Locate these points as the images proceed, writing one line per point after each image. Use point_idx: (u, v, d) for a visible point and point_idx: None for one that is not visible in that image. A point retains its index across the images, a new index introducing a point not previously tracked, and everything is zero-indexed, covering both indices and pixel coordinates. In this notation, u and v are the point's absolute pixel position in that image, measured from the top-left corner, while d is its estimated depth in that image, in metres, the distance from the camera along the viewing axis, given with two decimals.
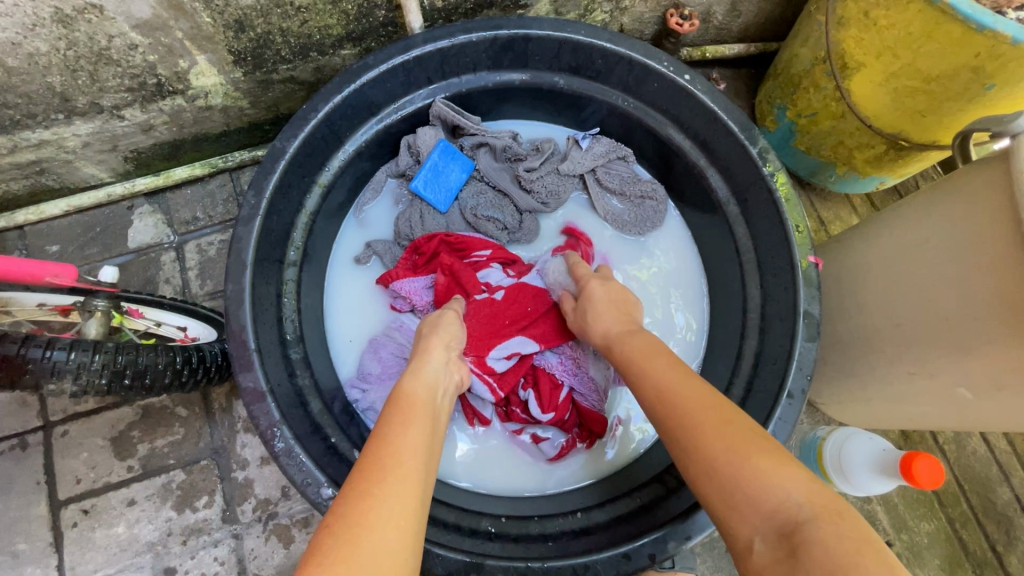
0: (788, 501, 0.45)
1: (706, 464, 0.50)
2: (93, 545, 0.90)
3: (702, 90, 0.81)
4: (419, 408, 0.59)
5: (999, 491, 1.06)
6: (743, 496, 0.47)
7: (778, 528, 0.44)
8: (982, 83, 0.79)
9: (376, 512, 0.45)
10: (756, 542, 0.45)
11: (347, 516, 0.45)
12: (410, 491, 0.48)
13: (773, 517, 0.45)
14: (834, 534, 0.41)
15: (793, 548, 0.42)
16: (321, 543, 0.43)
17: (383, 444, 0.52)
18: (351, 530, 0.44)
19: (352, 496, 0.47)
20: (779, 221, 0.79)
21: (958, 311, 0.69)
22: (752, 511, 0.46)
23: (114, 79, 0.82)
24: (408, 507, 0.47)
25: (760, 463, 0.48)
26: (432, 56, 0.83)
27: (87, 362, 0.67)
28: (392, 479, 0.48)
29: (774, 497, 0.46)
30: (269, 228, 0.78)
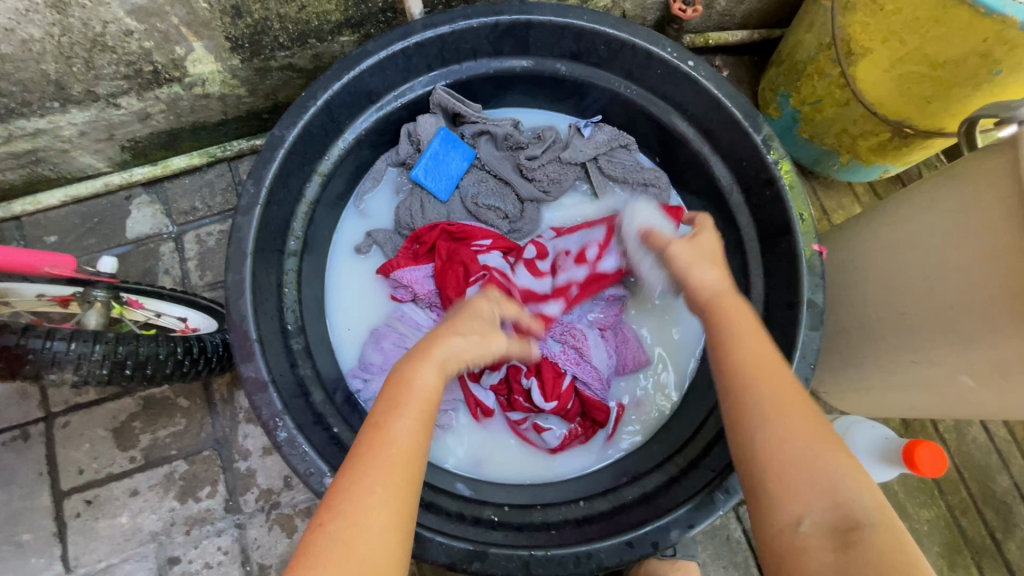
0: (853, 500, 0.46)
1: (776, 449, 0.50)
2: (96, 535, 0.90)
3: (706, 77, 0.81)
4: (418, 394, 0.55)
5: (998, 479, 1.06)
6: (805, 481, 0.48)
7: (837, 521, 0.45)
8: (989, 69, 0.78)
9: (362, 515, 0.47)
10: (803, 522, 0.46)
11: (334, 510, 0.47)
12: (402, 494, 0.49)
13: (837, 508, 0.46)
14: (886, 543, 0.44)
15: (850, 542, 0.44)
16: (312, 542, 0.46)
17: (378, 440, 0.51)
18: (342, 532, 0.46)
19: (338, 497, 0.48)
20: (783, 210, 0.79)
21: (964, 299, 0.69)
22: (812, 499, 0.47)
23: (110, 66, 0.80)
24: (399, 510, 0.48)
25: (833, 458, 0.49)
26: (432, 43, 0.82)
27: (87, 353, 0.66)
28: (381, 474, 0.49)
29: (840, 492, 0.47)
30: (269, 217, 0.77)
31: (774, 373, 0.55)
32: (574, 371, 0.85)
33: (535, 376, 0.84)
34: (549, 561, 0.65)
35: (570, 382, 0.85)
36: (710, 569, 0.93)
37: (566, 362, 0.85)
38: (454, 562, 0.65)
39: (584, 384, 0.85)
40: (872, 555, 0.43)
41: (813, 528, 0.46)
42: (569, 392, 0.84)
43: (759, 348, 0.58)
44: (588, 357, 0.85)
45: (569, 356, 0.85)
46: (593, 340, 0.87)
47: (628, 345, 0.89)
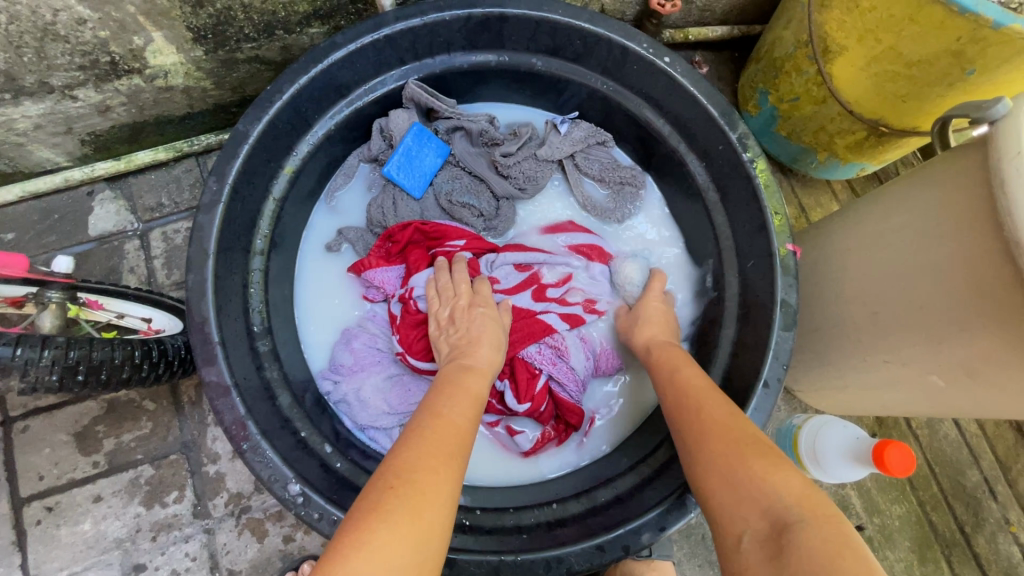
0: (777, 500, 0.47)
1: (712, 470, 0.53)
2: (58, 543, 0.88)
3: (682, 73, 0.79)
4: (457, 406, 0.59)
5: (968, 474, 1.08)
6: (737, 498, 0.49)
7: (768, 527, 0.46)
8: (963, 68, 0.77)
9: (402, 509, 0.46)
10: (745, 538, 0.47)
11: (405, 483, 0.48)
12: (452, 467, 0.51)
13: (766, 515, 0.46)
14: (817, 537, 0.42)
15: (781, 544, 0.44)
16: (384, 503, 0.46)
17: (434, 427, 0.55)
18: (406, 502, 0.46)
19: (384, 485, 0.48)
20: (758, 209, 0.78)
21: (933, 299, 0.69)
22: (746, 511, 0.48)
23: (63, 56, 0.77)
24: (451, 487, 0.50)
25: (755, 467, 0.50)
26: (403, 36, 0.80)
27: (35, 359, 0.63)
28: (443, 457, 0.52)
29: (764, 498, 0.47)
30: (233, 215, 0.74)
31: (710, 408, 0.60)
32: (550, 372, 0.84)
33: (509, 378, 0.83)
34: (518, 566, 0.64)
35: (543, 384, 0.83)
36: (686, 567, 0.93)
37: (543, 364, 0.83)
38: None
39: (560, 385, 0.85)
40: (798, 547, 0.42)
41: (752, 543, 0.46)
42: (543, 395, 0.83)
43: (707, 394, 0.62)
44: (566, 359, 0.84)
45: (545, 357, 0.84)
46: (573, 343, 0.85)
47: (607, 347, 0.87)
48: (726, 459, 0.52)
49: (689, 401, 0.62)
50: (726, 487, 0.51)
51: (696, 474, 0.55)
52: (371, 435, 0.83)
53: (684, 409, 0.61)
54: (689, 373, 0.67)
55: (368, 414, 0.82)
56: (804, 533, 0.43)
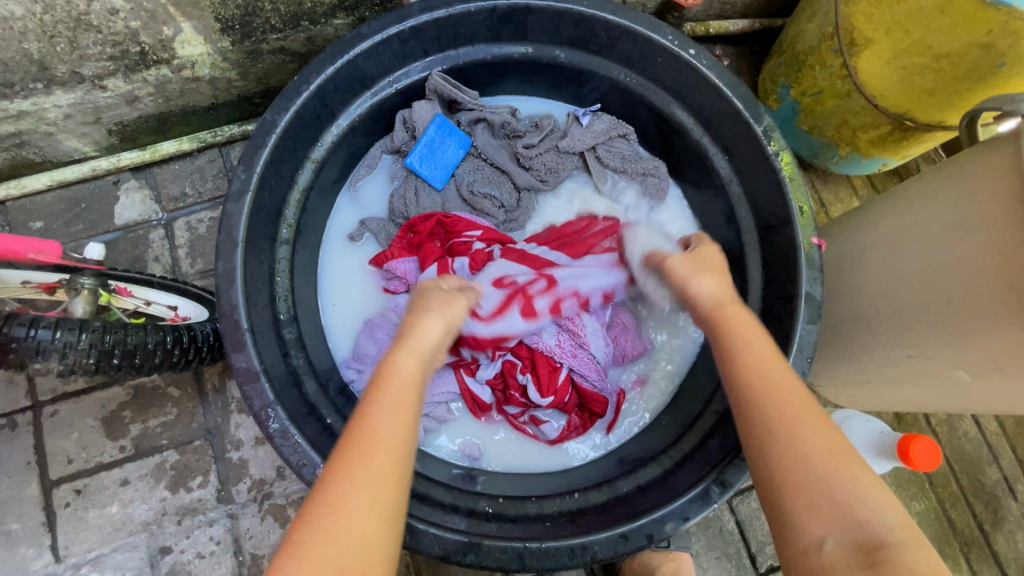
0: (875, 519, 0.47)
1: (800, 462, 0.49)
2: (86, 525, 0.90)
3: (707, 65, 0.79)
4: (403, 382, 0.55)
5: (987, 472, 1.07)
6: (829, 502, 0.47)
7: (860, 540, 0.46)
8: (993, 62, 0.77)
9: (336, 518, 0.45)
10: (827, 543, 0.46)
11: (325, 502, 0.45)
12: (388, 481, 0.47)
13: (858, 526, 0.46)
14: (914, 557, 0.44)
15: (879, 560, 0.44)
16: (309, 517, 0.45)
17: (368, 432, 0.49)
18: (324, 523, 0.44)
19: (327, 485, 0.47)
20: (782, 202, 0.78)
21: (962, 293, 0.68)
22: (822, 524, 0.47)
23: (95, 46, 0.78)
24: (383, 495, 0.47)
25: (853, 478, 0.48)
26: (429, 27, 0.80)
27: (74, 342, 0.64)
28: (371, 466, 0.47)
29: (859, 510, 0.47)
30: (261, 204, 0.75)
31: (798, 397, 0.53)
32: (571, 363, 0.83)
33: (530, 372, 0.83)
34: (543, 553, 0.65)
35: (566, 376, 0.83)
36: (703, 559, 0.94)
37: (563, 355, 0.83)
38: (448, 554, 0.64)
39: (582, 376, 0.84)
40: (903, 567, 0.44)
41: (837, 548, 0.46)
42: (566, 386, 0.83)
43: (789, 374, 0.56)
44: (586, 348, 0.83)
45: (566, 347, 0.83)
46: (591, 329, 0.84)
47: (625, 336, 0.88)
48: (819, 454, 0.49)
49: (756, 373, 0.56)
50: (813, 484, 0.48)
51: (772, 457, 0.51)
52: None
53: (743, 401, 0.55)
54: (744, 314, 0.63)
55: None
56: (902, 557, 0.44)
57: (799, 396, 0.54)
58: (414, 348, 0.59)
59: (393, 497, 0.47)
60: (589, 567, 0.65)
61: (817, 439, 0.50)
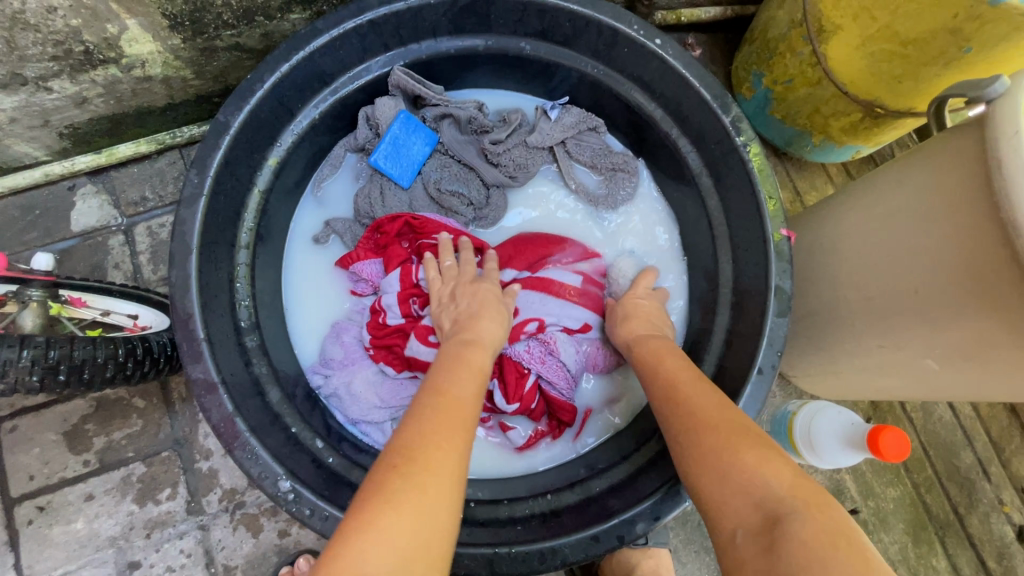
0: (769, 493, 0.47)
1: (697, 464, 0.53)
2: (51, 542, 0.87)
3: (673, 56, 0.77)
4: (471, 373, 0.59)
5: (962, 456, 1.08)
6: (728, 488, 0.49)
7: (760, 518, 0.46)
8: (959, 47, 0.76)
9: (428, 478, 0.46)
10: (739, 534, 0.47)
11: (414, 461, 0.47)
12: (464, 451, 0.50)
13: (758, 509, 0.47)
14: (811, 529, 0.43)
15: (773, 537, 0.44)
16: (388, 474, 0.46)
17: (446, 407, 0.53)
18: (404, 489, 0.45)
19: (411, 445, 0.49)
20: (752, 193, 0.77)
21: (928, 282, 0.68)
22: (737, 504, 0.48)
23: (35, 46, 0.74)
24: (459, 467, 0.49)
25: (746, 459, 0.50)
26: (388, 20, 0.78)
27: (14, 359, 0.61)
28: (453, 434, 0.50)
29: (756, 491, 0.48)
30: (216, 209, 0.73)
31: (698, 396, 0.59)
32: (538, 370, 0.82)
33: (498, 378, 0.82)
34: (513, 558, 0.64)
35: (532, 383, 0.82)
36: (682, 554, 0.94)
37: (531, 361, 0.82)
38: None
39: (550, 384, 0.82)
40: (794, 550, 0.42)
41: (744, 538, 0.46)
42: (533, 394, 0.82)
43: (681, 367, 0.65)
44: (556, 356, 0.82)
45: (534, 354, 0.82)
46: (561, 338, 0.83)
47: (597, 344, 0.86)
48: (712, 447, 0.52)
49: (674, 382, 0.62)
50: (714, 471, 0.51)
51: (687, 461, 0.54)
52: (363, 428, 0.82)
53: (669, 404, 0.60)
54: (476, 352, 0.63)
55: (360, 408, 0.82)
56: (798, 535, 0.43)
57: (708, 398, 0.58)
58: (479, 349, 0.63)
59: (457, 470, 0.48)
60: (560, 570, 0.64)
61: (721, 446, 0.52)
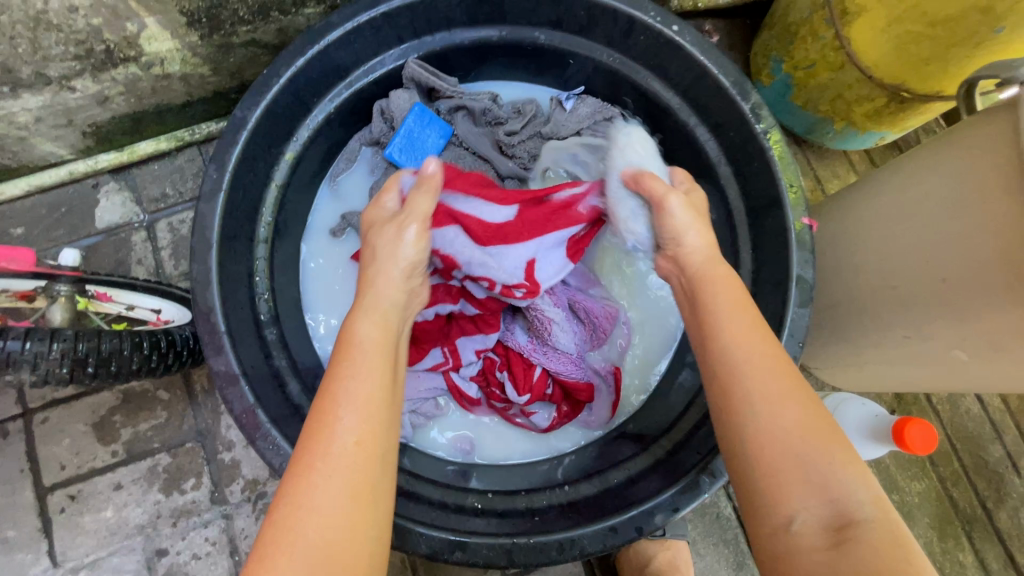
0: (850, 495, 0.44)
1: (774, 440, 0.47)
2: (82, 529, 0.90)
3: (691, 42, 0.76)
4: (368, 353, 0.52)
5: (990, 450, 1.05)
6: (801, 479, 0.45)
7: (831, 519, 0.44)
8: (991, 26, 0.74)
9: (310, 507, 0.43)
10: (795, 524, 0.44)
11: (293, 493, 0.44)
12: (361, 461, 0.46)
13: (831, 505, 0.44)
14: (879, 535, 0.42)
15: (843, 541, 0.42)
16: (277, 507, 0.44)
17: (329, 412, 0.48)
18: (291, 518, 0.43)
19: (295, 470, 0.45)
20: (772, 182, 0.75)
21: (958, 271, 0.66)
22: (807, 499, 0.45)
23: (58, 46, 0.75)
24: (357, 479, 0.45)
25: (823, 449, 0.46)
26: (402, 12, 0.78)
27: (45, 351, 0.64)
28: (336, 450, 0.46)
29: (833, 489, 0.44)
30: (235, 203, 0.74)
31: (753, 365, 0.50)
32: (544, 361, 0.82)
33: (508, 369, 0.83)
34: (532, 548, 0.64)
35: (542, 372, 0.82)
36: (701, 546, 0.93)
37: (535, 352, 0.82)
38: (435, 552, 0.64)
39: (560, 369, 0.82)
40: (867, 555, 0.41)
41: (806, 526, 0.44)
42: (542, 381, 0.82)
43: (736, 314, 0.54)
44: (554, 344, 0.81)
45: (536, 346, 0.82)
46: (556, 321, 0.80)
47: (595, 316, 0.83)
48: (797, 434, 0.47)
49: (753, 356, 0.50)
50: (785, 463, 0.46)
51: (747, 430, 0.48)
52: None
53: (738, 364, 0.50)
54: (722, 278, 0.57)
55: None
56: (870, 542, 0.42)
57: (769, 362, 0.50)
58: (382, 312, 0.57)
59: (367, 480, 0.46)
60: (578, 561, 0.65)
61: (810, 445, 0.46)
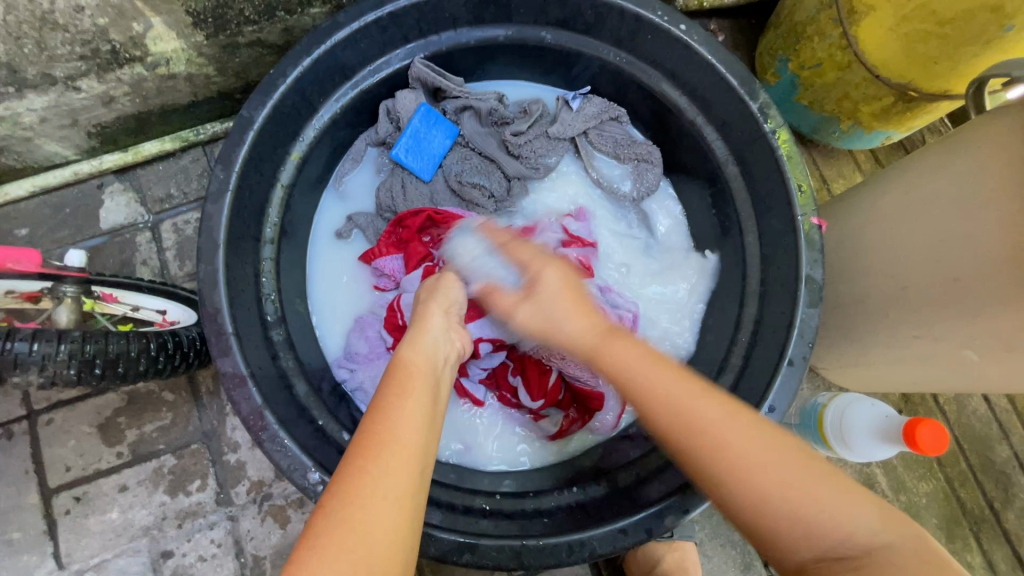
0: (850, 533, 0.43)
1: (763, 503, 0.45)
2: (87, 531, 0.89)
3: (699, 41, 0.76)
4: (421, 374, 0.54)
5: (998, 450, 1.05)
6: (801, 536, 0.44)
7: (835, 555, 0.43)
8: (1001, 25, 0.73)
9: (362, 514, 0.42)
10: (807, 569, 0.44)
11: (343, 494, 0.43)
12: (413, 471, 0.46)
13: (839, 555, 0.43)
14: (903, 555, 0.42)
15: (860, 569, 0.42)
16: (326, 508, 0.43)
17: (382, 421, 0.48)
18: (344, 511, 0.42)
19: (345, 474, 0.45)
20: (780, 181, 0.75)
21: (968, 271, 0.66)
22: (804, 546, 0.44)
23: (64, 46, 0.75)
24: (409, 490, 0.45)
25: (821, 493, 0.44)
26: (408, 12, 0.77)
27: (53, 353, 0.63)
28: (389, 456, 0.46)
29: (837, 532, 0.43)
30: (242, 204, 0.73)
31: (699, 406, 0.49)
32: (560, 365, 0.81)
33: (520, 374, 0.83)
34: (541, 550, 0.64)
35: (556, 378, 0.81)
36: (708, 548, 0.93)
37: (551, 357, 0.81)
38: (444, 555, 0.63)
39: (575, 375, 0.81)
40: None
41: (807, 569, 0.44)
42: (557, 387, 0.81)
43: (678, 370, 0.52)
44: None
45: None
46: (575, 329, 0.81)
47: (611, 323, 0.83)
48: (776, 476, 0.45)
49: (686, 399, 0.49)
50: (787, 515, 0.44)
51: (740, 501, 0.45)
52: None
53: (671, 414, 0.48)
54: (625, 339, 0.54)
55: None
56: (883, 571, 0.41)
57: (713, 408, 0.48)
58: (429, 349, 0.57)
59: (416, 491, 0.45)
60: (587, 563, 0.64)
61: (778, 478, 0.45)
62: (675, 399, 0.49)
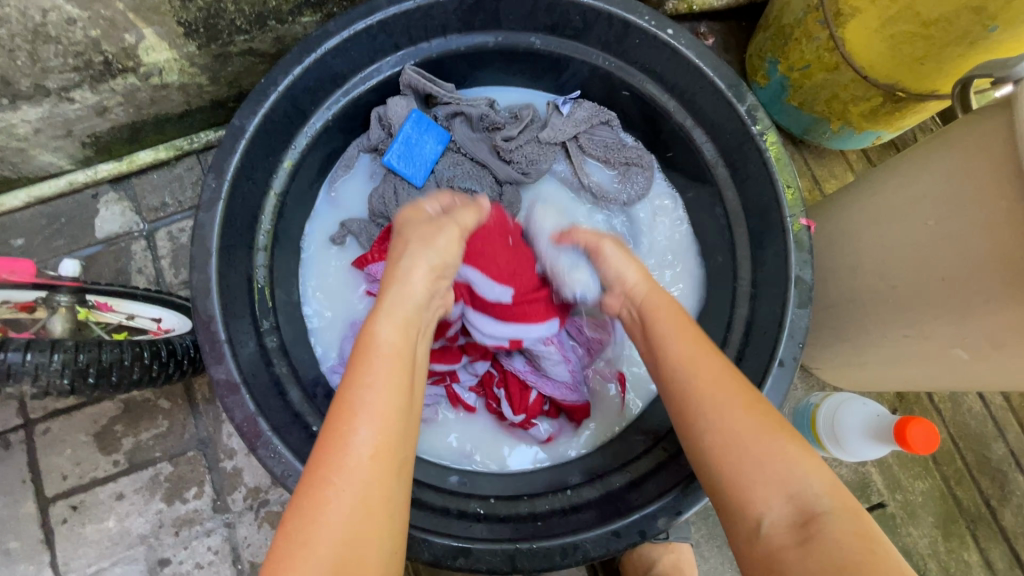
0: (805, 490, 0.48)
1: (729, 449, 0.51)
2: (84, 540, 0.90)
3: (686, 45, 0.76)
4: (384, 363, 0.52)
5: (993, 447, 1.05)
6: (761, 479, 0.49)
7: (793, 516, 0.47)
8: (984, 26, 0.74)
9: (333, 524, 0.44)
10: (765, 523, 0.48)
11: (307, 513, 0.44)
12: (377, 479, 0.47)
13: (790, 501, 0.48)
14: (845, 528, 0.45)
15: (808, 537, 0.45)
16: (290, 524, 0.44)
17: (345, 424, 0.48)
18: (307, 528, 0.44)
19: (309, 483, 0.46)
20: (769, 183, 0.75)
21: (955, 270, 0.66)
22: (770, 496, 0.48)
23: (57, 58, 0.76)
24: (376, 497, 0.46)
25: (784, 448, 0.50)
26: (398, 20, 0.78)
27: (46, 363, 0.64)
28: (350, 466, 0.46)
29: (791, 485, 0.48)
30: (234, 212, 0.74)
31: (704, 363, 0.56)
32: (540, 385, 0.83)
33: (504, 386, 0.84)
34: (534, 554, 0.64)
35: (537, 394, 0.83)
36: (704, 549, 0.93)
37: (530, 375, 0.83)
38: (438, 559, 0.64)
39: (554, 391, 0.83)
40: (829, 545, 0.44)
41: (774, 526, 0.47)
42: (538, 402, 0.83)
43: (691, 336, 0.59)
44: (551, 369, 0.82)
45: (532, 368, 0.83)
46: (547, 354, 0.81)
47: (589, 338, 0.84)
48: (744, 433, 0.51)
49: (695, 362, 0.56)
50: (736, 465, 0.51)
51: (713, 452, 0.52)
52: None
53: (685, 375, 0.56)
54: (665, 301, 0.63)
55: None
56: (827, 533, 0.45)
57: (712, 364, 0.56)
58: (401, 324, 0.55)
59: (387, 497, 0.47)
60: (581, 565, 0.65)
61: (754, 432, 0.51)
62: (695, 363, 0.56)
